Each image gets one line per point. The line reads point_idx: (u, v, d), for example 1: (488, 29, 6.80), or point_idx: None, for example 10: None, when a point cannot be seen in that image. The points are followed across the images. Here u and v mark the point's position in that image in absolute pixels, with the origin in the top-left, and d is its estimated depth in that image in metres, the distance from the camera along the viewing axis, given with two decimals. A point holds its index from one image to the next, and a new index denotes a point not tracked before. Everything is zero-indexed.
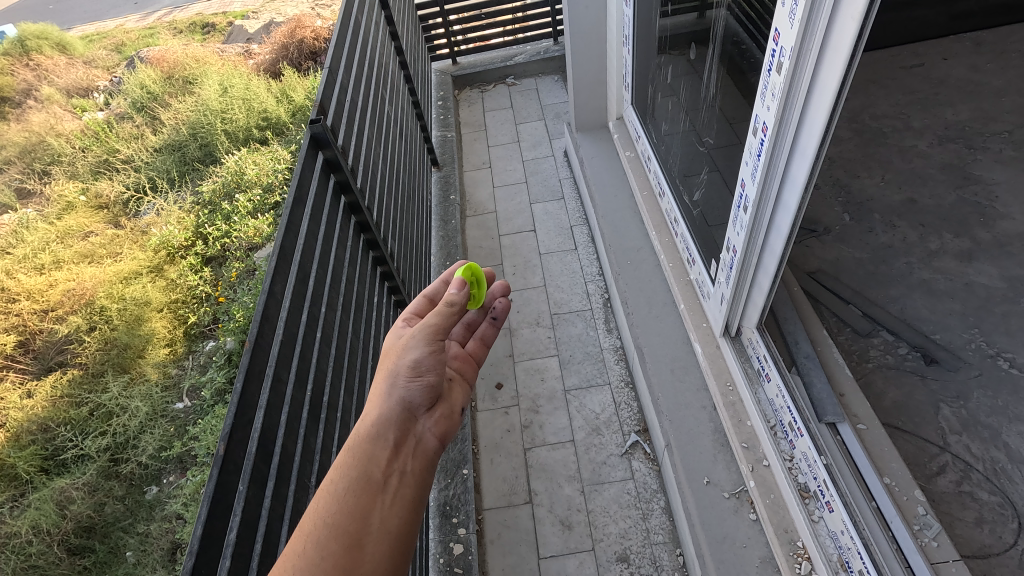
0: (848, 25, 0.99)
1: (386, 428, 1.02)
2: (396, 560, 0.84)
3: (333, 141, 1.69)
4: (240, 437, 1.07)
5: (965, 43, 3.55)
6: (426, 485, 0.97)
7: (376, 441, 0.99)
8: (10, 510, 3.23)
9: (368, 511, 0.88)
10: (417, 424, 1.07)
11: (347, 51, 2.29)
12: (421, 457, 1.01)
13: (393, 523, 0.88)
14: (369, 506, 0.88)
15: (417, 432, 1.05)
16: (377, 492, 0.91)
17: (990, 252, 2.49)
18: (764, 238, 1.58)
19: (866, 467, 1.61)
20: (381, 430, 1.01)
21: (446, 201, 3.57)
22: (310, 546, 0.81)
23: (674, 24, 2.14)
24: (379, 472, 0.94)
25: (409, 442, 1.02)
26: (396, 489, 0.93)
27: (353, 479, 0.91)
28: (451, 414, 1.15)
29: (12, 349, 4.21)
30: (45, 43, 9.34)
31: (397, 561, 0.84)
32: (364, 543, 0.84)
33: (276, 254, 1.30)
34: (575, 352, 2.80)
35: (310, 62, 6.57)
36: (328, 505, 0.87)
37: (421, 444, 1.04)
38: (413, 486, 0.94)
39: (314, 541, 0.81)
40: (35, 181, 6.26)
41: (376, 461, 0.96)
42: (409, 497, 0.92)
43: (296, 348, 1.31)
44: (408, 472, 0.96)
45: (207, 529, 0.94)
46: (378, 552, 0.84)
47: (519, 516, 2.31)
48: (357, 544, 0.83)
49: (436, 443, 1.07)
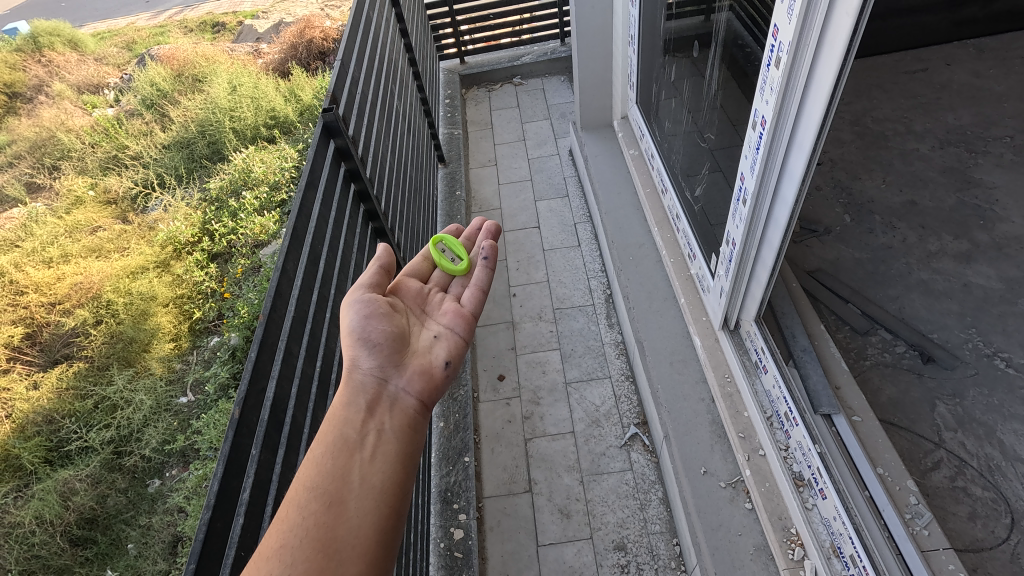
0: (844, 20, 1.02)
1: (357, 394, 1.09)
2: (384, 509, 0.88)
3: (344, 130, 1.74)
4: (253, 404, 1.11)
5: (969, 49, 3.59)
6: (405, 438, 1.03)
7: (350, 408, 1.05)
8: (14, 500, 3.28)
9: (349, 470, 0.92)
10: (389, 386, 1.15)
11: (357, 46, 2.34)
12: (397, 415, 1.08)
13: (375, 478, 0.92)
14: (349, 466, 0.92)
15: (390, 394, 1.13)
16: (355, 451, 0.96)
17: (988, 254, 2.52)
18: (763, 230, 1.61)
19: (859, 457, 1.65)
20: (353, 397, 1.08)
21: (451, 198, 3.61)
22: (292, 509, 0.84)
23: (678, 26, 2.19)
24: (356, 433, 1.00)
25: (382, 404, 1.10)
26: (374, 446, 0.98)
27: (331, 443, 0.97)
28: (428, 370, 1.22)
29: (19, 341, 4.28)
30: (56, 40, 9.47)
31: (384, 510, 0.88)
32: (347, 498, 0.88)
33: (289, 234, 1.34)
34: (576, 346, 2.83)
35: (318, 62, 6.66)
36: (308, 471, 0.91)
37: (395, 403, 1.11)
38: (393, 443, 1.00)
39: (296, 505, 0.84)
40: (45, 176, 6.33)
41: (352, 423, 1.01)
42: (388, 453, 0.97)
43: (306, 324, 1.35)
44: (384, 430, 1.02)
45: (224, 487, 0.98)
46: (363, 505, 0.88)
47: (518, 504, 2.34)
48: (339, 500, 0.87)
49: (413, 402, 1.14)
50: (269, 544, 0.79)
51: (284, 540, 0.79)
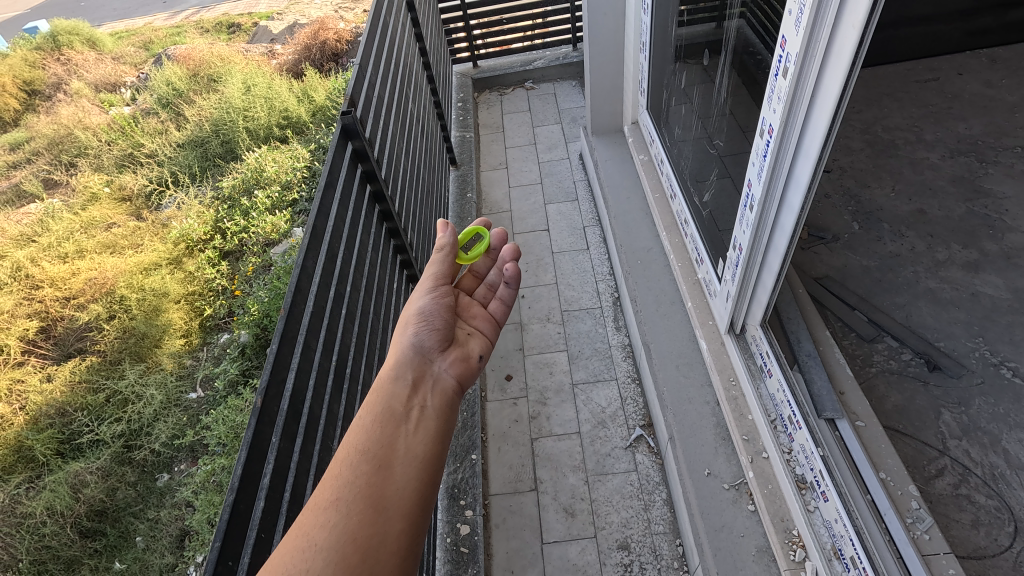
0: (850, 33, 1.06)
1: (404, 370, 1.13)
2: (425, 477, 0.91)
3: (361, 132, 1.78)
4: (274, 394, 1.16)
5: (982, 58, 3.59)
6: (446, 414, 1.06)
7: (397, 382, 1.09)
8: (26, 491, 3.35)
9: (395, 438, 0.96)
10: (432, 367, 1.18)
11: (374, 49, 2.39)
12: (439, 394, 1.11)
13: (418, 448, 0.95)
14: (395, 435, 0.96)
15: (433, 374, 1.16)
16: (400, 422, 0.99)
17: (997, 264, 2.53)
18: (769, 237, 1.64)
19: (863, 461, 1.67)
20: (400, 372, 1.12)
21: (462, 200, 3.66)
22: (343, 468, 0.88)
23: (690, 34, 2.22)
24: (401, 407, 1.03)
25: (426, 382, 1.13)
26: (417, 419, 1.01)
27: (378, 413, 1.00)
28: (466, 359, 1.26)
29: (34, 334, 4.38)
30: (76, 39, 9.65)
31: (425, 478, 0.91)
32: (393, 463, 0.91)
33: (309, 232, 1.38)
34: (583, 348, 2.87)
35: (331, 63, 6.75)
36: (357, 436, 0.95)
37: (437, 382, 1.14)
38: (434, 417, 1.03)
39: (348, 464, 0.88)
40: (62, 172, 6.44)
41: (398, 397, 1.05)
42: (431, 426, 1.00)
43: (324, 319, 1.40)
44: (427, 407, 1.05)
45: (246, 470, 1.03)
46: (407, 472, 0.91)
47: (524, 502, 2.37)
48: (386, 464, 0.91)
49: (453, 383, 1.17)
50: (323, 496, 0.83)
51: (339, 492, 0.84)
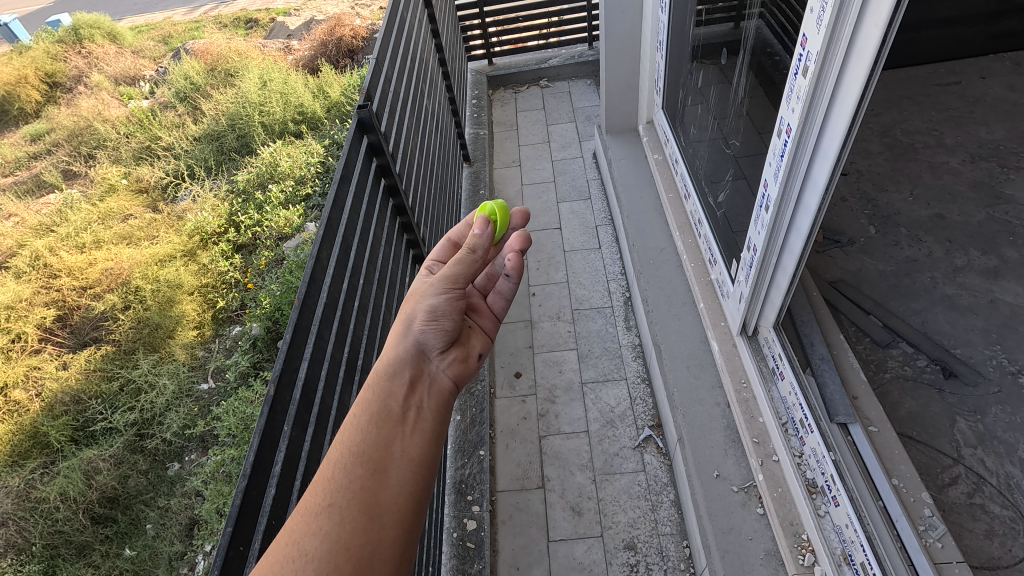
0: (872, 31, 1.04)
1: (402, 366, 1.10)
2: (419, 481, 0.92)
3: (377, 126, 1.80)
4: (286, 382, 1.17)
5: (1005, 62, 3.52)
6: (443, 417, 1.05)
7: (394, 379, 1.07)
8: (41, 476, 3.40)
9: (391, 440, 0.95)
10: (430, 364, 1.15)
11: (391, 45, 2.40)
12: (436, 393, 1.09)
13: (414, 451, 0.96)
14: (391, 437, 0.96)
15: (431, 373, 1.13)
16: (397, 423, 0.99)
17: (1017, 271, 2.48)
18: (784, 238, 1.62)
19: (875, 468, 1.66)
20: (397, 368, 1.09)
21: (474, 197, 3.67)
22: (338, 470, 0.88)
23: (708, 33, 2.20)
24: (399, 406, 1.02)
25: (423, 381, 1.10)
26: (415, 420, 1.01)
27: (375, 412, 0.99)
28: (465, 359, 1.23)
29: (51, 322, 4.44)
30: (97, 33, 9.78)
31: (419, 482, 0.91)
32: (388, 467, 0.91)
33: (324, 224, 1.40)
34: (593, 347, 2.86)
35: (347, 60, 6.78)
36: (351, 436, 0.94)
37: (435, 382, 1.12)
38: (432, 419, 1.02)
39: (342, 468, 0.88)
40: (81, 164, 6.52)
41: (394, 396, 1.04)
42: (428, 428, 1.00)
43: (337, 311, 1.41)
44: (425, 407, 1.04)
45: (258, 457, 1.04)
46: (402, 475, 0.91)
47: (531, 499, 2.38)
48: (382, 468, 0.91)
49: (449, 383, 1.14)
50: (317, 500, 0.84)
51: (332, 498, 0.84)
